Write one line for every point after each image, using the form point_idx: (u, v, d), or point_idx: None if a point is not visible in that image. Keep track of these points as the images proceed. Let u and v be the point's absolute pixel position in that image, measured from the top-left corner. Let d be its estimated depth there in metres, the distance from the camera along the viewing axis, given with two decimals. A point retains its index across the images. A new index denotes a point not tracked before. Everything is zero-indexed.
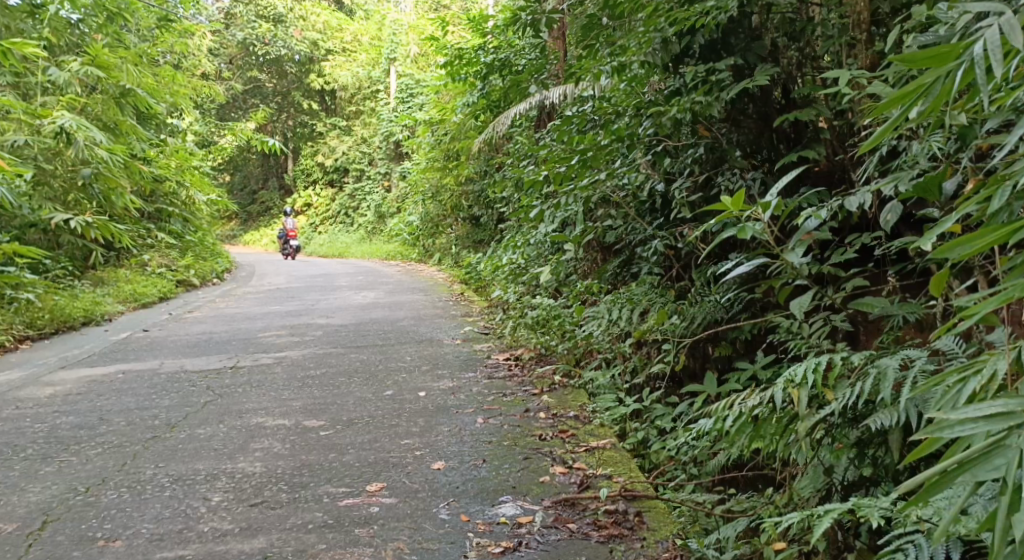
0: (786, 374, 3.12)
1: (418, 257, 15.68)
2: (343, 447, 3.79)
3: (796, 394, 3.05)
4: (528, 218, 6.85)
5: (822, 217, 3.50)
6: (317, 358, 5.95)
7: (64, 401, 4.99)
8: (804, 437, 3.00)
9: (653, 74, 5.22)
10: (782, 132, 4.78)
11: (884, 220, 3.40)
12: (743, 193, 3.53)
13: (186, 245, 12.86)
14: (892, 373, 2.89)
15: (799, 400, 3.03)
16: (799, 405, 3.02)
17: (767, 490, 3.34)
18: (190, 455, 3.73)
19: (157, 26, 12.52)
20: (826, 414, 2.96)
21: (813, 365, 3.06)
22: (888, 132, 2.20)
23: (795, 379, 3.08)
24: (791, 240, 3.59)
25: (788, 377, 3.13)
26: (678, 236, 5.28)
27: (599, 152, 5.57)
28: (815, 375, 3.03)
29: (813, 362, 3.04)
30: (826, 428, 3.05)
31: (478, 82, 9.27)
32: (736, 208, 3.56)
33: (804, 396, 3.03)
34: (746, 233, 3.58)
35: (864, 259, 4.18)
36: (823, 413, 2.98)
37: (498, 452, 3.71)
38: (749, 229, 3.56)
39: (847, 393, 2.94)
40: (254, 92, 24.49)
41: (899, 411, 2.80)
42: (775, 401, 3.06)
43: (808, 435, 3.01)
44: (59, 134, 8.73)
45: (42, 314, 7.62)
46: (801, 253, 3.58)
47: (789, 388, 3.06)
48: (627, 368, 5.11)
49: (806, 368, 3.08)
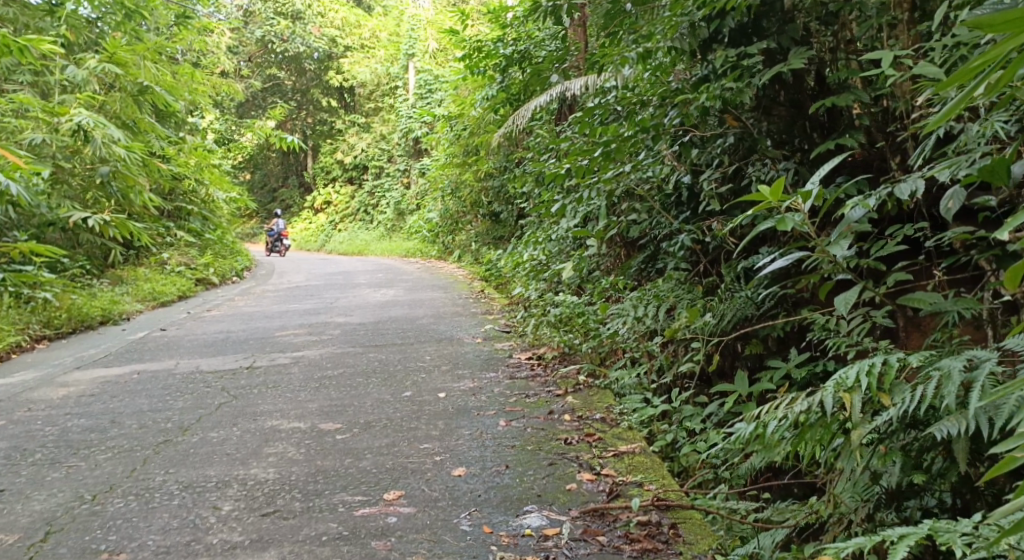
0: (836, 376, 2.96)
1: (437, 254, 15.53)
2: (360, 451, 3.64)
3: (848, 398, 2.89)
4: (550, 213, 6.68)
5: (868, 206, 3.34)
6: (334, 358, 5.81)
7: (77, 403, 4.86)
8: (857, 445, 2.84)
9: (680, 62, 5.03)
10: (816, 120, 4.56)
11: (944, 208, 3.24)
12: (782, 182, 3.37)
13: (205, 244, 12.78)
14: (956, 375, 2.71)
15: (852, 405, 2.87)
16: (853, 410, 2.86)
17: (808, 498, 3.17)
18: (202, 461, 3.58)
19: (176, 23, 12.45)
20: (883, 421, 2.81)
21: (867, 368, 2.89)
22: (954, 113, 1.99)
23: (846, 382, 2.92)
24: (836, 230, 3.45)
25: (838, 380, 2.97)
26: (705, 231, 5.09)
27: (622, 144, 5.31)
28: (869, 379, 2.86)
29: (866, 365, 2.88)
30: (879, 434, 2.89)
31: (498, 76, 9.12)
32: (775, 198, 3.41)
33: (857, 401, 2.87)
34: (785, 226, 3.41)
35: (911, 252, 3.99)
36: (880, 419, 2.83)
37: (522, 458, 3.54)
38: (789, 221, 3.39)
39: (906, 399, 2.78)
40: (273, 90, 24.42)
41: (967, 419, 2.66)
42: (825, 405, 2.90)
43: (861, 442, 2.85)
44: (77, 131, 8.67)
45: (59, 313, 7.52)
46: (847, 245, 3.44)
47: (840, 392, 2.90)
48: (654, 366, 4.94)
49: (858, 371, 2.92)
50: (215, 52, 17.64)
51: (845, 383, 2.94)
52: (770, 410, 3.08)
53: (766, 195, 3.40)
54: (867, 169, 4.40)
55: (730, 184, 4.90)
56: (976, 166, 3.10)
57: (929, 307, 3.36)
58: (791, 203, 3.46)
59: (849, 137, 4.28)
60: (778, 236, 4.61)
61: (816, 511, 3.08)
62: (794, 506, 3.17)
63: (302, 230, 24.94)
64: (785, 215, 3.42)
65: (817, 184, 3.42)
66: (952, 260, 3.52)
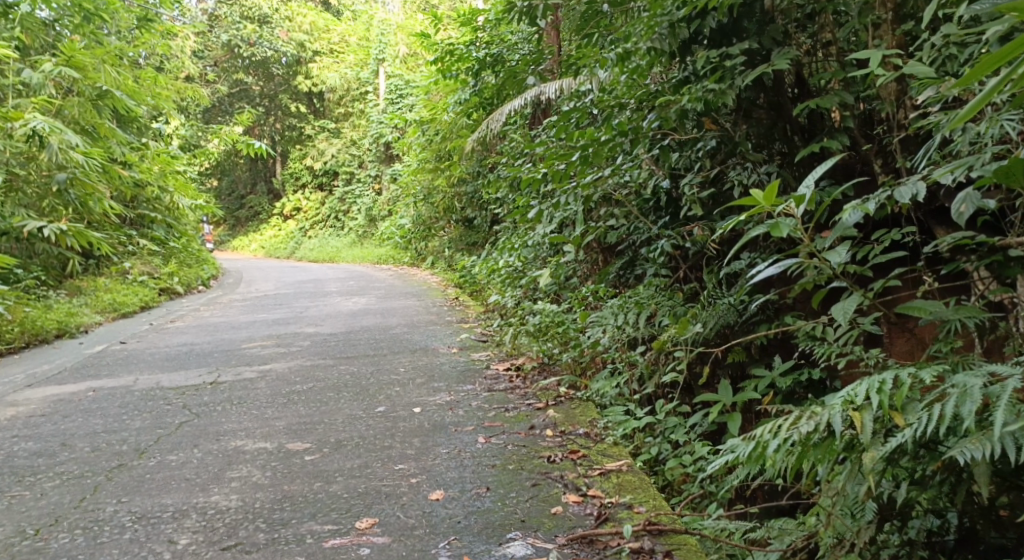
0: (845, 394, 2.82)
1: (410, 260, 15.27)
2: (329, 475, 3.40)
3: (858, 416, 2.75)
4: (525, 218, 6.49)
5: (868, 211, 3.18)
6: (303, 372, 5.55)
7: (25, 425, 4.59)
8: (869, 468, 2.68)
9: (657, 62, 4.85)
10: (797, 123, 4.35)
11: (955, 212, 3.09)
12: (776, 185, 3.21)
13: (169, 252, 12.44)
14: (976, 392, 2.59)
15: (863, 426, 2.72)
16: (863, 430, 2.71)
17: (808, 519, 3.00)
18: (158, 488, 3.34)
19: (137, 26, 12.10)
20: (898, 442, 2.66)
21: (877, 384, 2.75)
22: (991, 96, 2.03)
23: (855, 400, 2.78)
24: (832, 237, 3.28)
25: (847, 397, 2.83)
26: (685, 236, 4.94)
27: (600, 148, 5.10)
28: (880, 396, 2.73)
29: (877, 382, 2.75)
30: (890, 456, 2.72)
31: (470, 79, 8.90)
32: (768, 202, 3.24)
33: (868, 419, 2.72)
34: (779, 231, 3.23)
35: (906, 258, 3.81)
36: (893, 441, 2.68)
37: (503, 479, 3.33)
38: (784, 226, 3.21)
39: (922, 418, 2.65)
40: (241, 96, 24.01)
41: (991, 442, 2.52)
42: (834, 424, 2.75)
43: (872, 464, 2.70)
44: (32, 137, 8.33)
45: (11, 327, 7.21)
46: (845, 252, 3.27)
47: (851, 411, 2.74)
48: (634, 375, 4.73)
49: (868, 388, 2.79)
50: (179, 56, 17.27)
51: (854, 400, 2.80)
52: (771, 427, 2.90)
53: (760, 199, 3.23)
54: (850, 173, 4.22)
55: (710, 188, 4.78)
56: (988, 168, 2.95)
57: (929, 316, 3.21)
58: (784, 208, 3.29)
59: (835, 141, 4.11)
60: (761, 242, 4.45)
61: (814, 534, 2.90)
62: (791, 527, 2.99)
63: (271, 237, 24.52)
64: (778, 219, 3.24)
65: (811, 187, 3.25)
66: (951, 266, 3.36)
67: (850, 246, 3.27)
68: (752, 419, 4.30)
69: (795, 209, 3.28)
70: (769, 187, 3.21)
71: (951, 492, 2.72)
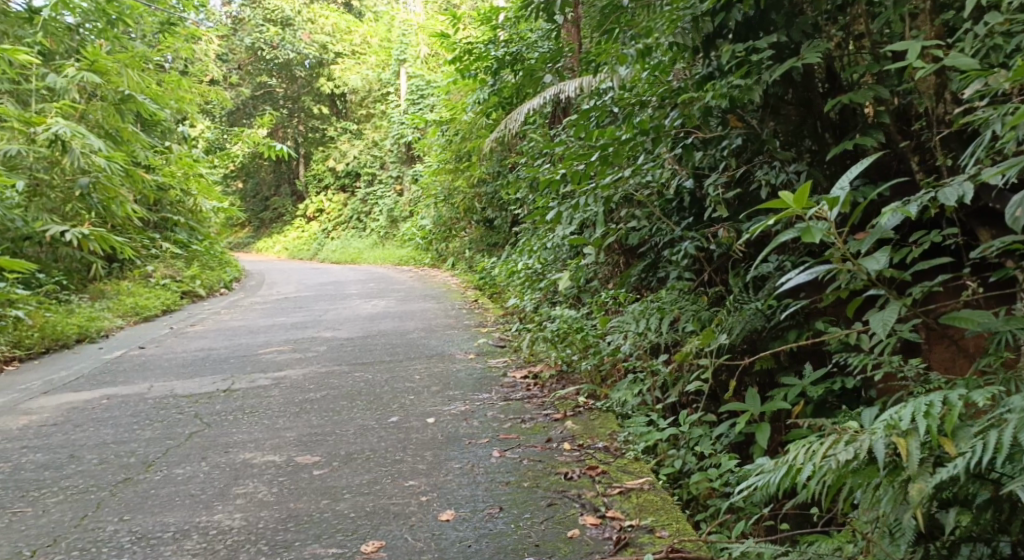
0: (887, 418, 2.71)
1: (431, 261, 15.15)
2: (337, 491, 3.30)
3: (904, 443, 2.63)
4: (544, 220, 6.35)
5: (909, 214, 2.98)
6: (317, 379, 5.44)
7: (36, 434, 4.51)
8: (917, 499, 2.57)
9: (681, 59, 4.70)
10: (829, 120, 4.17)
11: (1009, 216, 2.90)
12: (807, 187, 3.02)
13: (192, 255, 12.36)
14: None
15: (909, 454, 2.61)
16: (910, 459, 2.60)
17: (845, 546, 2.85)
18: (161, 505, 3.25)
19: (159, 30, 12.07)
20: (948, 472, 2.55)
21: (924, 409, 2.65)
22: None
23: (900, 425, 2.67)
24: (869, 242, 3.10)
25: (891, 422, 2.72)
26: (710, 238, 4.78)
27: (621, 147, 4.96)
28: (927, 422, 2.62)
29: (923, 406, 2.64)
30: (936, 484, 2.60)
31: (489, 78, 8.74)
32: (799, 205, 3.06)
33: (914, 447, 2.61)
34: (810, 236, 3.06)
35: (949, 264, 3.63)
36: (943, 471, 2.56)
37: (517, 497, 3.21)
38: (815, 231, 3.03)
39: (976, 447, 2.54)
40: (265, 98, 24.02)
41: None
42: (876, 450, 2.65)
43: (917, 493, 2.57)
44: (55, 142, 8.38)
45: (31, 332, 7.16)
46: (883, 259, 3.09)
47: (895, 438, 2.64)
48: (656, 383, 4.57)
49: (913, 412, 2.68)
50: (203, 59, 17.25)
51: (898, 424, 2.69)
52: (805, 452, 2.81)
53: (790, 201, 3.06)
54: (885, 171, 4.04)
55: (736, 188, 4.62)
56: None
57: (978, 326, 3.08)
58: (816, 211, 3.11)
59: (869, 137, 3.92)
60: (790, 245, 4.31)
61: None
62: (825, 552, 2.86)
63: (294, 238, 24.46)
64: (809, 224, 3.07)
65: (845, 189, 3.08)
66: (998, 273, 3.21)
67: (890, 251, 3.09)
68: (781, 429, 4.13)
69: (829, 212, 3.10)
70: (799, 189, 3.03)
71: (1003, 521, 2.59)
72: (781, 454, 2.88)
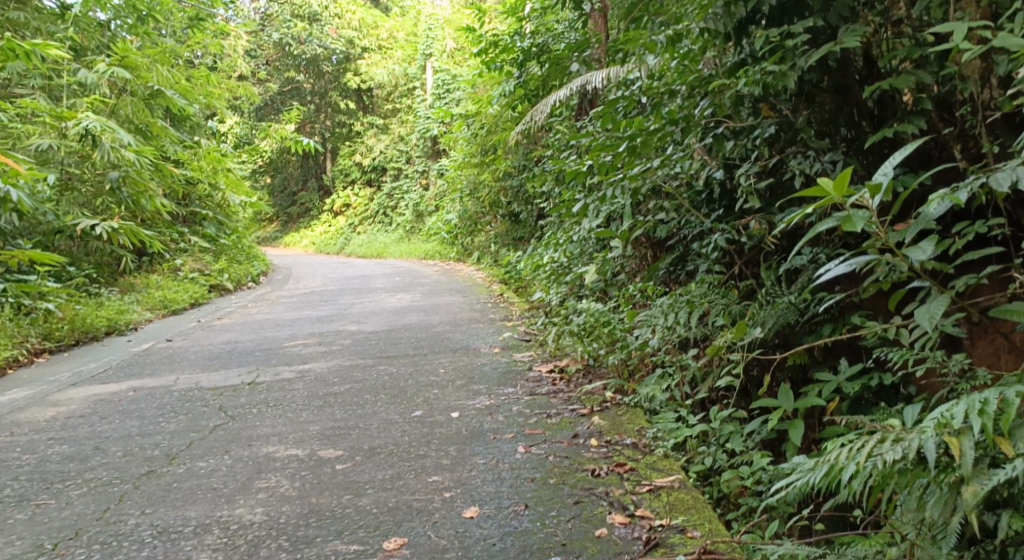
0: (939, 416, 2.62)
1: (456, 256, 15.11)
2: (359, 486, 3.25)
3: (957, 443, 2.55)
4: (571, 213, 6.28)
5: (958, 201, 2.89)
6: (342, 372, 5.41)
7: (63, 426, 4.50)
8: (972, 503, 2.51)
9: (712, 46, 4.61)
10: (866, 108, 4.10)
11: None
12: (848, 174, 2.92)
13: (220, 249, 12.36)
14: None
15: (963, 454, 2.54)
16: (965, 460, 2.52)
17: (887, 549, 2.77)
18: (183, 498, 3.21)
19: (189, 25, 12.09)
20: (1005, 474, 2.49)
21: (979, 406, 2.56)
22: None
23: (953, 423, 2.59)
24: (913, 231, 3.00)
25: (942, 419, 2.64)
26: (740, 230, 4.69)
27: (649, 138, 4.85)
28: (980, 421, 2.53)
29: (977, 404, 2.55)
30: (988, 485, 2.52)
31: (515, 71, 8.65)
32: (839, 192, 2.96)
33: (967, 447, 2.54)
34: (852, 224, 2.96)
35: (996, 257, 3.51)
36: (1000, 473, 2.50)
37: (542, 495, 3.15)
38: (857, 219, 2.93)
39: None
40: (292, 94, 24.11)
41: None
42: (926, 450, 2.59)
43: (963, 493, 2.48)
44: (85, 136, 8.40)
45: (61, 325, 7.19)
46: (928, 249, 2.99)
47: (948, 438, 2.56)
48: (685, 378, 4.48)
49: (967, 410, 2.59)
50: (232, 54, 17.29)
51: (951, 422, 2.61)
52: (848, 452, 2.73)
53: (830, 188, 2.96)
54: (926, 160, 3.94)
55: (769, 179, 4.52)
56: None
57: None
58: (857, 199, 3.01)
59: (910, 124, 3.82)
60: (824, 237, 4.21)
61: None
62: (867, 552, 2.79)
63: (321, 233, 24.50)
64: (850, 212, 2.97)
65: (888, 175, 2.98)
66: None
67: (936, 241, 2.98)
68: (816, 425, 4.03)
69: (870, 199, 2.99)
70: (839, 176, 2.93)
71: None
72: (822, 452, 2.79)
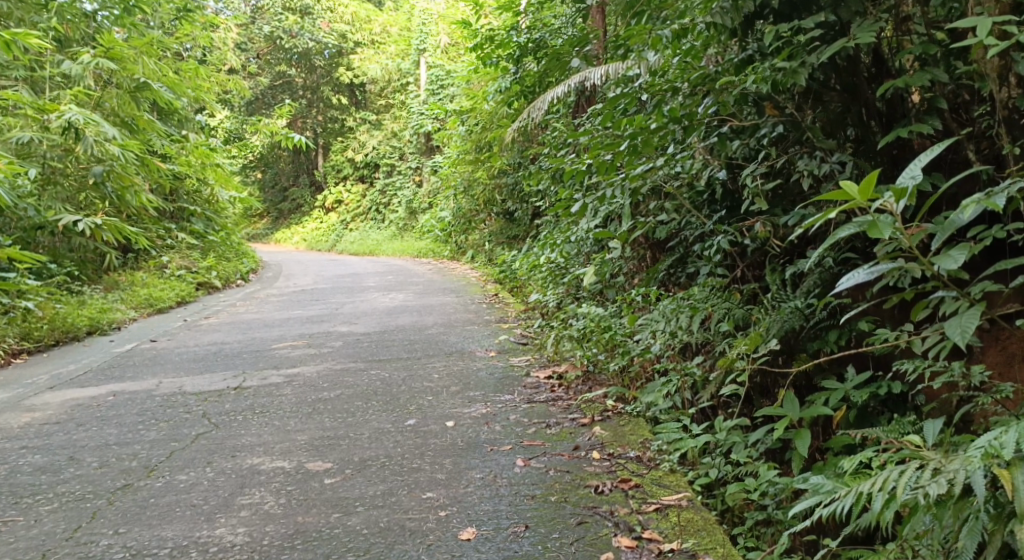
0: (987, 445, 2.54)
1: (450, 254, 14.92)
2: (348, 503, 3.08)
3: (1009, 477, 2.48)
4: (568, 213, 6.09)
5: (995, 206, 2.72)
6: (332, 377, 5.21)
7: (37, 434, 4.30)
8: None
9: (716, 41, 4.41)
10: (875, 108, 3.85)
11: None
12: (874, 177, 2.73)
13: (209, 246, 12.12)
14: None
15: (1015, 490, 2.46)
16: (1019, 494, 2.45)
17: None
18: (160, 516, 3.04)
19: (177, 17, 11.86)
20: None
21: None
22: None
23: (1004, 455, 2.50)
24: (940, 238, 2.82)
25: (989, 449, 2.55)
26: (743, 232, 4.50)
27: (649, 137, 4.68)
28: None
29: None
30: None
31: (511, 66, 8.44)
32: (863, 196, 2.78)
33: (1020, 481, 2.47)
34: (877, 231, 2.78)
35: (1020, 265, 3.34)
36: None
37: (544, 514, 3.01)
38: (883, 225, 2.76)
39: None
40: (284, 88, 23.83)
41: None
42: (976, 484, 2.49)
43: None
44: (67, 129, 8.18)
45: (41, 325, 6.97)
46: (957, 258, 2.81)
47: (999, 471, 2.48)
48: (687, 387, 4.30)
49: (1017, 441, 2.51)
50: (222, 47, 17.05)
51: (1000, 454, 2.52)
52: (880, 484, 2.62)
53: (854, 192, 2.78)
54: (939, 164, 3.75)
55: (774, 180, 4.31)
56: None
57: None
58: (881, 203, 2.84)
59: (926, 124, 3.62)
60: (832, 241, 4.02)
61: None
62: None
63: (312, 229, 24.26)
64: (875, 217, 2.79)
65: (916, 179, 2.80)
66: None
67: (968, 249, 2.81)
68: (821, 434, 3.86)
69: (895, 204, 2.82)
70: (866, 179, 2.74)
71: None
72: (857, 483, 2.66)
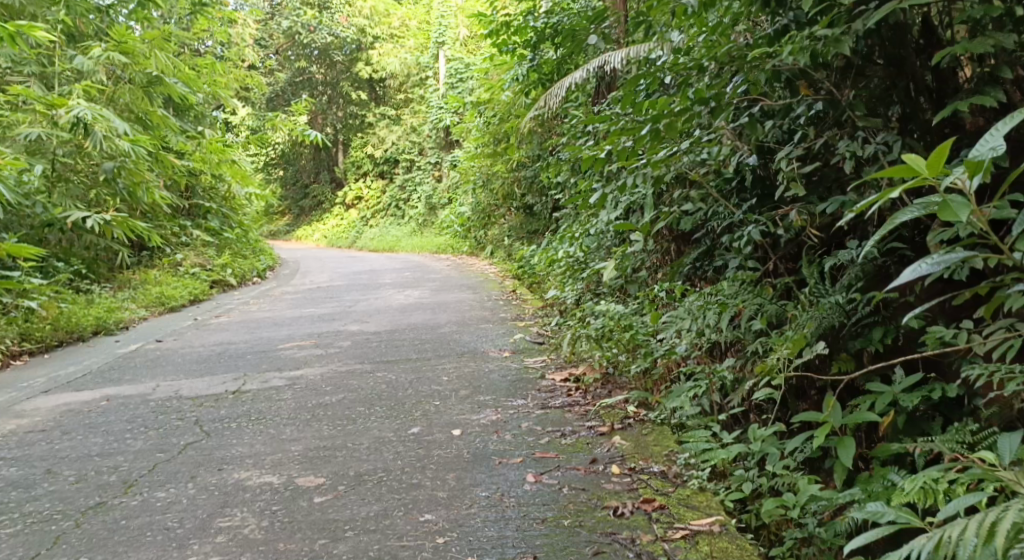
0: None
1: (469, 250, 14.57)
2: (337, 528, 2.84)
3: None
4: (587, 204, 5.73)
5: None
6: (336, 380, 4.90)
7: (20, 443, 4.02)
8: None
9: (748, 14, 4.05)
10: (923, 82, 3.49)
11: None
12: (946, 148, 2.35)
13: (224, 244, 11.84)
14: None
15: None
16: None
17: None
18: (129, 543, 2.79)
19: (192, 12, 11.44)
20: None
21: None
22: None
23: None
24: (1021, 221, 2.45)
25: None
26: (777, 221, 4.11)
27: (675, 120, 4.25)
28: None
29: None
30: None
31: (529, 53, 8.08)
32: (933, 173, 2.40)
33: None
34: (949, 213, 2.41)
35: None
36: None
37: (555, 542, 2.74)
38: (957, 208, 2.39)
39: None
40: (304, 84, 23.56)
41: None
42: None
43: None
44: (76, 125, 7.83)
45: (43, 324, 6.70)
46: None
47: None
48: (715, 386, 3.94)
49: None
50: (239, 43, 16.75)
51: None
52: (973, 527, 2.27)
53: (921, 167, 2.39)
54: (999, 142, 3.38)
55: (811, 164, 3.94)
56: None
57: None
58: (950, 180, 2.45)
59: (989, 96, 3.24)
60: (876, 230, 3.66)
61: None
62: None
63: (333, 226, 23.98)
64: (945, 197, 2.42)
65: (996, 150, 2.38)
66: None
67: None
68: (864, 440, 3.49)
69: (968, 181, 2.43)
70: (936, 152, 2.36)
71: None
72: (943, 527, 2.31)
